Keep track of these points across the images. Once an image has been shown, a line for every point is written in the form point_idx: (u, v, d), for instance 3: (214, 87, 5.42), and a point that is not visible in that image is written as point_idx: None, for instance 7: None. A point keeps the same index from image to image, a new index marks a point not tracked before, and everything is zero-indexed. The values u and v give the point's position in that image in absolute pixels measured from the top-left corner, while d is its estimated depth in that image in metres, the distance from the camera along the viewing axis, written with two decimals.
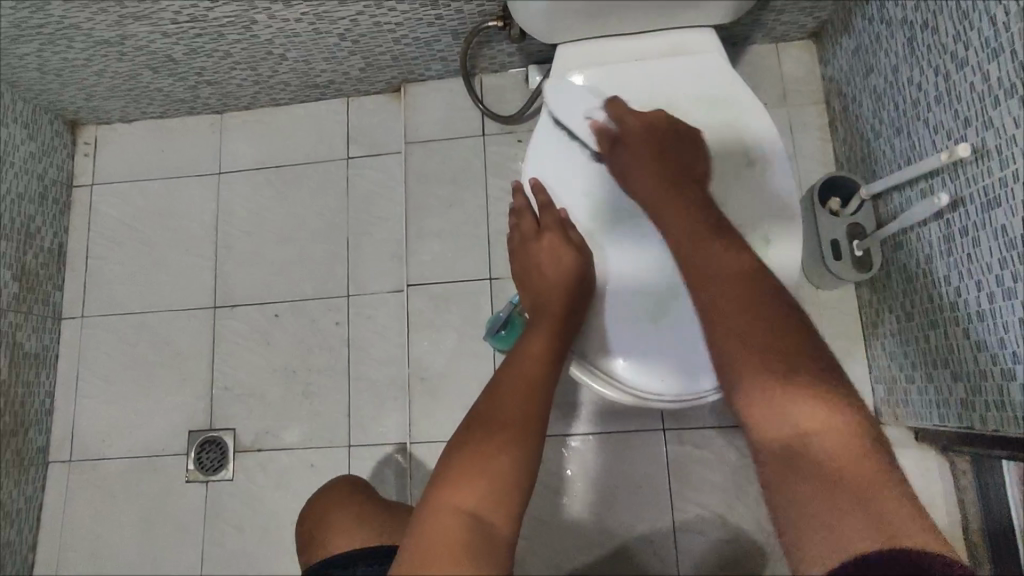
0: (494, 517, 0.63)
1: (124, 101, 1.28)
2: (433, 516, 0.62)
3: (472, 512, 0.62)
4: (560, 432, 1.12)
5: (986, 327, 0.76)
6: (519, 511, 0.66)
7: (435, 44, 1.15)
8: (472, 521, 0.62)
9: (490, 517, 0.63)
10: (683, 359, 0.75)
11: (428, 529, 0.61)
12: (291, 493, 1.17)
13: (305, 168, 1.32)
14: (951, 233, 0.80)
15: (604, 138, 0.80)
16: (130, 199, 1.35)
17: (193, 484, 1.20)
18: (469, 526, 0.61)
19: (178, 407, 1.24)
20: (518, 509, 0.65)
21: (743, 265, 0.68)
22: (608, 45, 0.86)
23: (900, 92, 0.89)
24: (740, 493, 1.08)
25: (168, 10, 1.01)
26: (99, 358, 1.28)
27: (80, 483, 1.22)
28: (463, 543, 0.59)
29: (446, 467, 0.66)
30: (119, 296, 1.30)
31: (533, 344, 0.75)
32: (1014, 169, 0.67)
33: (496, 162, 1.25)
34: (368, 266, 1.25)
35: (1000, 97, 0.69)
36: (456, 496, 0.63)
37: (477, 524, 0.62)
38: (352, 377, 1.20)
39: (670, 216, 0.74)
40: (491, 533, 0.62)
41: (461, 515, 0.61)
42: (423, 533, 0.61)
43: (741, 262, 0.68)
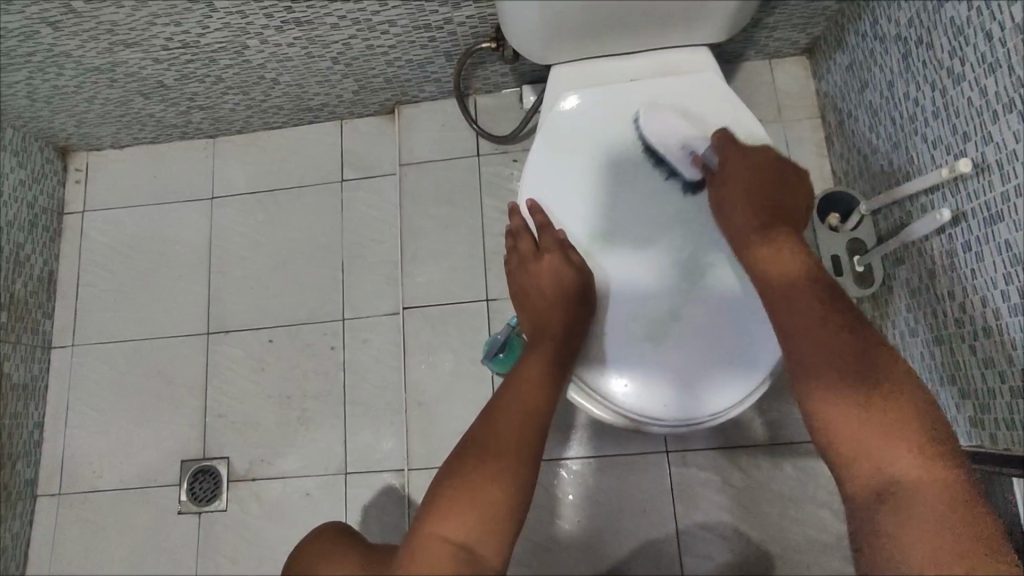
0: (484, 549, 0.61)
1: (115, 127, 1.28)
2: (420, 548, 0.60)
3: (463, 544, 0.60)
4: (559, 455, 1.10)
5: (993, 345, 0.74)
6: (511, 542, 0.64)
7: (428, 66, 1.15)
8: (462, 553, 0.60)
9: (481, 549, 0.61)
10: (686, 382, 0.73)
11: (416, 560, 0.59)
12: (286, 523, 1.14)
13: (298, 191, 1.31)
14: (954, 248, 0.79)
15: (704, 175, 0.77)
16: (122, 224, 1.34)
17: (186, 516, 1.17)
18: (458, 559, 0.59)
19: (170, 435, 1.21)
20: (510, 541, 0.63)
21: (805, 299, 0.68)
22: (602, 64, 0.85)
23: (897, 106, 0.89)
24: (747, 515, 1.05)
25: (160, 36, 1.01)
26: (89, 387, 1.25)
27: (69, 516, 1.19)
28: None
29: (436, 497, 0.64)
30: (110, 324, 1.28)
31: (530, 369, 0.73)
32: (1016, 185, 0.67)
33: (491, 182, 1.24)
34: (363, 289, 1.23)
35: (999, 111, 0.69)
36: (446, 527, 0.61)
37: (466, 556, 0.60)
38: (348, 403, 1.18)
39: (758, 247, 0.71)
40: (481, 567, 0.60)
41: (450, 546, 0.59)
42: (410, 563, 0.59)
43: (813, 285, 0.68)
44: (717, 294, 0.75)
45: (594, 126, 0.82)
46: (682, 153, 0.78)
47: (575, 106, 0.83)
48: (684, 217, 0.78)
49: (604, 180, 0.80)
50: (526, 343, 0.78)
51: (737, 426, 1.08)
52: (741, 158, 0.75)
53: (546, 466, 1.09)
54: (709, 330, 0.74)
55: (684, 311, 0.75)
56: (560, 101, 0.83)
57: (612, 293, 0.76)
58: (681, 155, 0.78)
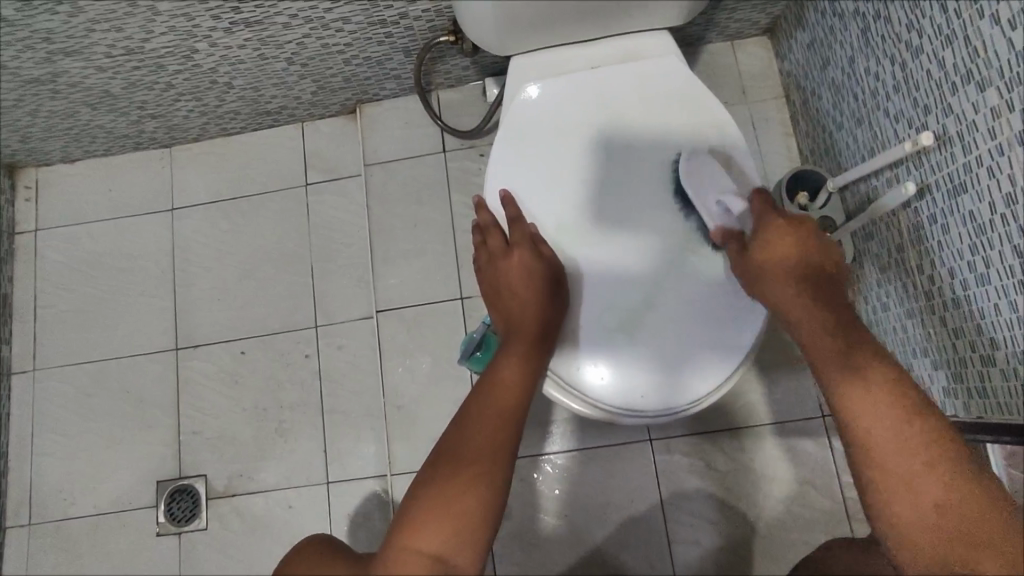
0: (462, 560, 0.59)
1: (64, 140, 1.22)
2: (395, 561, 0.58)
3: (439, 555, 0.59)
4: (541, 449, 1.09)
5: (962, 315, 0.75)
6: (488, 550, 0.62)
7: (387, 63, 1.12)
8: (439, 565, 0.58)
9: (458, 560, 0.59)
10: (667, 372, 0.73)
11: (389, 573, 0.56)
12: (270, 537, 1.11)
13: (261, 198, 1.27)
14: (921, 221, 0.79)
15: (730, 241, 0.73)
16: (78, 242, 1.29)
17: (165, 537, 1.13)
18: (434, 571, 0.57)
19: (143, 456, 1.17)
20: (486, 550, 0.61)
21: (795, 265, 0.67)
22: (563, 52, 0.83)
23: (858, 82, 0.89)
24: (733, 497, 1.06)
25: (101, 43, 0.96)
26: (54, 412, 1.21)
27: (41, 546, 1.15)
28: None
29: (411, 506, 0.62)
30: (71, 345, 1.24)
31: (505, 369, 0.72)
32: (977, 156, 0.67)
33: (459, 178, 1.22)
34: (333, 294, 1.20)
35: (957, 83, 0.69)
36: (418, 537, 0.59)
37: (442, 568, 0.58)
38: (326, 411, 1.15)
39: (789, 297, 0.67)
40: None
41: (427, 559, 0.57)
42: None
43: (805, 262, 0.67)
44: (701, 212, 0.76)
45: (557, 116, 0.80)
46: (716, 208, 0.74)
47: (538, 96, 0.81)
48: (653, 208, 0.77)
49: (573, 171, 0.78)
50: (499, 341, 0.76)
51: (718, 411, 1.09)
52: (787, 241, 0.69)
53: (526, 460, 1.09)
54: (683, 319, 0.74)
55: (658, 299, 0.74)
56: (523, 92, 0.82)
57: (586, 282, 0.75)
58: (715, 210, 0.74)
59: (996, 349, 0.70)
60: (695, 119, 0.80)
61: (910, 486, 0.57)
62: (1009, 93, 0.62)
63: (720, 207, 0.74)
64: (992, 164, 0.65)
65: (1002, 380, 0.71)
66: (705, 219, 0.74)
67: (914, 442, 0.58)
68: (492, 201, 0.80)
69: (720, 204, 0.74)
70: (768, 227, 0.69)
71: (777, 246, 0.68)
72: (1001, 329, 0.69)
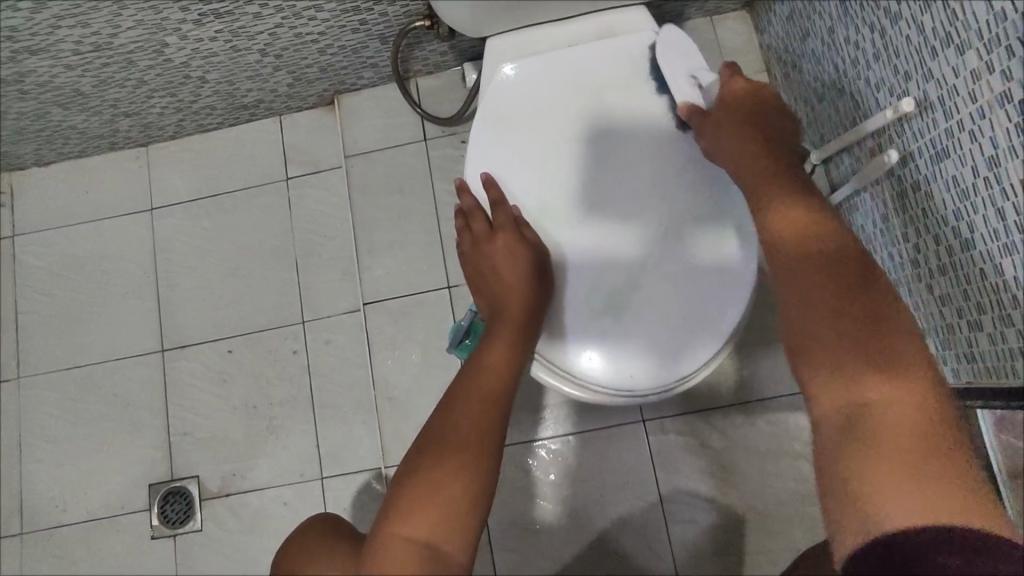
0: (450, 547, 0.58)
1: (36, 143, 1.20)
2: (383, 550, 0.57)
3: (427, 542, 0.58)
4: (534, 435, 1.09)
5: (948, 282, 0.74)
6: (476, 536, 0.61)
7: (363, 51, 1.10)
8: (429, 553, 0.57)
9: (447, 547, 0.58)
10: (657, 352, 0.72)
11: (377, 562, 0.56)
12: (266, 535, 1.11)
13: (242, 194, 1.25)
14: (904, 189, 0.78)
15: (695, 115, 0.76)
16: (57, 247, 1.27)
17: (160, 540, 1.12)
18: (423, 560, 0.56)
19: (134, 459, 1.16)
20: (476, 536, 0.61)
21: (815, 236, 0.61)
22: (537, 32, 0.82)
23: (839, 52, 0.88)
24: (728, 475, 1.06)
25: (67, 40, 0.94)
26: (41, 419, 1.19)
27: (35, 555, 1.14)
28: None
29: (398, 493, 0.62)
30: (56, 350, 1.22)
31: (492, 353, 0.71)
32: (958, 120, 0.66)
33: (441, 166, 1.20)
34: (320, 288, 1.19)
35: (937, 47, 0.68)
36: (407, 525, 0.58)
37: (431, 555, 0.57)
38: (317, 406, 1.14)
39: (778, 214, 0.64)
40: (447, 564, 0.57)
41: (415, 547, 0.56)
42: (373, 566, 0.56)
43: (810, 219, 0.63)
44: (682, 188, 0.75)
45: (535, 96, 0.79)
46: (689, 84, 0.77)
47: (514, 77, 0.80)
48: (637, 187, 0.75)
49: (552, 151, 0.77)
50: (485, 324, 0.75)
51: (710, 389, 1.09)
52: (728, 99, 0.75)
53: (520, 446, 1.08)
54: (670, 296, 0.73)
55: (643, 276, 0.73)
56: (499, 73, 0.80)
57: (570, 262, 0.74)
58: (686, 82, 0.77)
59: (983, 315, 0.70)
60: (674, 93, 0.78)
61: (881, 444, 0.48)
62: (989, 54, 0.61)
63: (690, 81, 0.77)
64: (974, 127, 0.64)
65: (989, 344, 0.71)
66: (675, 94, 0.77)
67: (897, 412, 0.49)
68: (474, 185, 0.79)
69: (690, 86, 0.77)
70: (729, 91, 0.76)
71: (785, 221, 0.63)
72: (987, 294, 0.68)
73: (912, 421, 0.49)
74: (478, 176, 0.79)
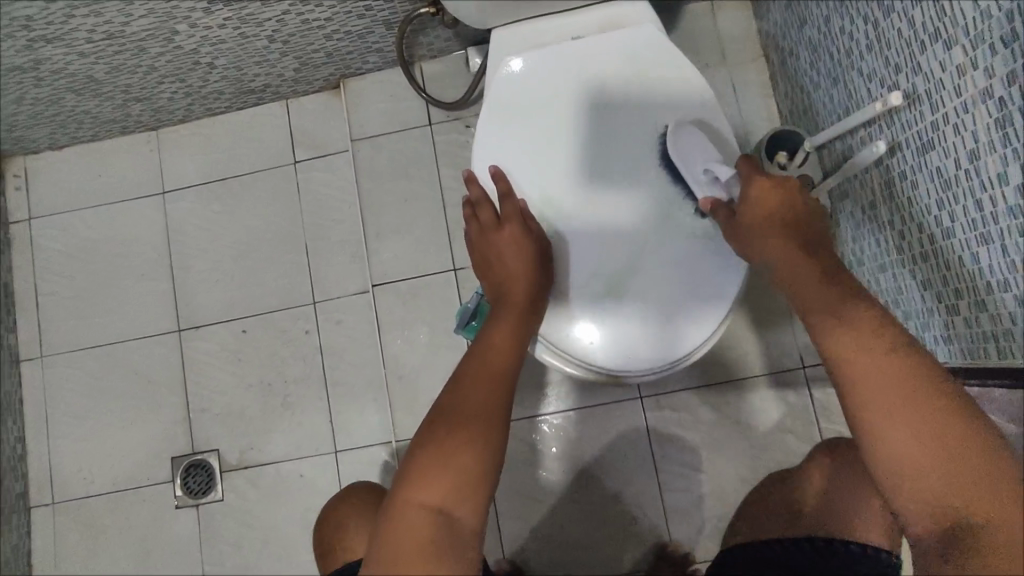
0: (463, 514, 0.59)
1: (50, 128, 1.23)
2: (397, 518, 0.57)
3: (440, 509, 0.58)
4: (537, 411, 1.14)
5: (929, 268, 0.78)
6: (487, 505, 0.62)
7: (369, 36, 1.12)
8: (441, 518, 0.57)
9: (460, 514, 0.59)
10: (658, 336, 0.77)
11: (392, 528, 0.56)
12: (283, 504, 1.17)
13: (251, 177, 1.28)
14: (891, 177, 0.82)
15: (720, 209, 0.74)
16: (73, 230, 1.30)
17: (184, 509, 1.19)
18: (437, 525, 0.57)
19: (156, 433, 1.22)
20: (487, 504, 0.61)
21: (788, 248, 0.67)
22: (541, 25, 0.84)
23: (834, 42, 0.90)
24: (720, 448, 1.11)
25: (81, 29, 0.96)
26: (66, 395, 1.25)
27: (66, 523, 1.20)
28: (430, 544, 0.55)
29: (409, 463, 0.62)
30: (76, 330, 1.27)
31: (496, 333, 0.73)
32: (943, 114, 0.69)
33: (446, 150, 1.23)
34: (330, 271, 1.23)
35: (926, 42, 0.70)
36: (421, 493, 0.59)
37: (445, 521, 0.58)
38: (330, 384, 1.20)
39: (760, 234, 0.69)
40: (460, 529, 0.58)
41: (428, 512, 0.57)
42: (388, 533, 0.56)
43: (786, 230, 0.68)
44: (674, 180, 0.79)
45: (539, 90, 0.82)
46: (704, 176, 0.76)
47: (519, 69, 0.82)
48: (635, 177, 0.79)
49: (555, 144, 0.80)
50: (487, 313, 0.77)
51: (705, 367, 1.14)
52: (754, 194, 0.70)
53: (524, 421, 1.14)
54: (668, 286, 0.77)
55: (641, 264, 0.77)
56: (505, 65, 0.83)
57: (573, 255, 0.78)
58: (700, 176, 0.76)
59: (959, 300, 0.74)
60: (671, 87, 0.81)
61: (898, 433, 0.52)
62: (973, 51, 0.63)
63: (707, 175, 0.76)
64: (957, 121, 0.67)
65: (963, 328, 0.75)
66: (694, 191, 0.77)
67: (895, 394, 0.53)
68: (482, 176, 0.82)
69: (709, 176, 0.76)
70: (754, 186, 0.70)
71: (769, 239, 0.68)
72: (962, 281, 0.72)
73: (909, 401, 0.52)
74: (485, 168, 0.82)
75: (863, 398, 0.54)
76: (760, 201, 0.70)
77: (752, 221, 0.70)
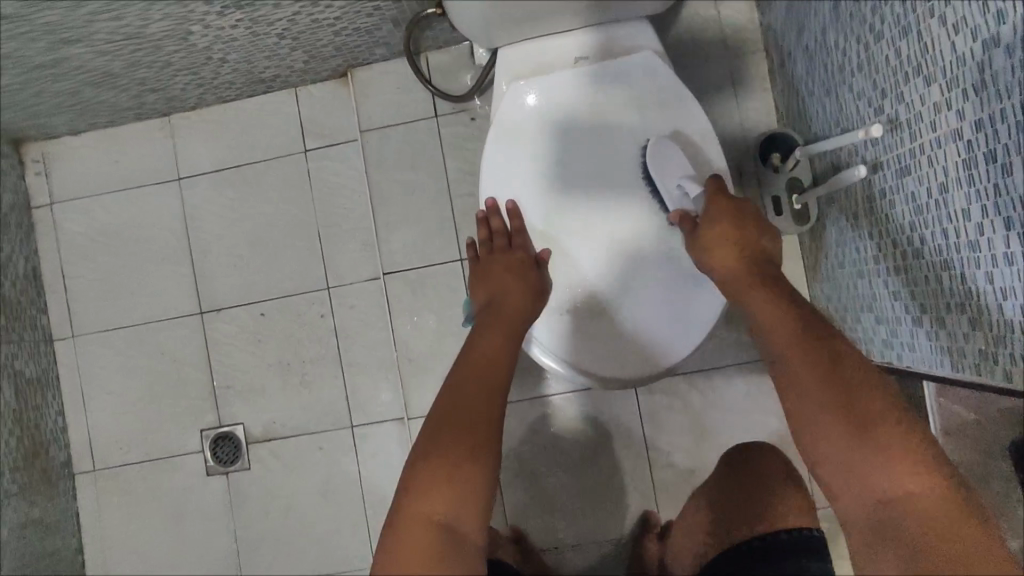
0: (466, 524, 0.65)
1: (67, 116, 1.26)
2: (406, 530, 0.64)
3: (446, 519, 0.64)
4: (537, 393, 1.23)
5: (900, 281, 0.85)
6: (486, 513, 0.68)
7: (377, 32, 1.14)
8: (446, 529, 0.64)
9: (460, 521, 0.65)
10: (649, 348, 0.85)
11: (404, 540, 0.63)
12: (305, 474, 1.28)
13: (264, 165, 1.32)
14: (872, 193, 0.87)
15: (686, 222, 0.79)
16: (93, 214, 1.36)
17: (214, 476, 1.30)
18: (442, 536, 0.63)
19: (184, 408, 1.32)
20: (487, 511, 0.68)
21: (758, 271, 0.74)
22: (546, 44, 0.86)
23: (828, 54, 0.93)
24: (705, 428, 1.21)
25: (100, 31, 0.99)
26: (99, 372, 1.34)
27: (107, 486, 1.32)
28: (437, 555, 0.62)
29: (415, 472, 0.67)
30: (104, 311, 1.34)
31: (493, 345, 0.78)
32: (920, 145, 0.75)
33: (453, 143, 1.27)
34: (342, 258, 1.30)
35: (909, 74, 0.75)
36: (427, 505, 0.65)
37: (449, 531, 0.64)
38: (345, 364, 1.29)
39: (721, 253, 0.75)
40: (463, 539, 0.64)
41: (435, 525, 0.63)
42: (401, 544, 0.63)
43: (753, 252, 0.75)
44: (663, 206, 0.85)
45: (544, 115, 0.85)
46: (676, 191, 0.82)
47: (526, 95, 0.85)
48: (632, 205, 0.85)
49: (561, 168, 0.85)
50: (478, 317, 0.82)
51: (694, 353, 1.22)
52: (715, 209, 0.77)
53: (524, 403, 1.23)
54: (659, 306, 0.85)
55: (633, 282, 0.85)
56: (512, 91, 0.85)
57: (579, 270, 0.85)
58: (676, 191, 0.82)
59: (922, 313, 0.82)
60: (668, 114, 0.85)
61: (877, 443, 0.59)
62: (948, 92, 0.68)
63: (680, 189, 0.81)
64: (931, 154, 0.73)
65: (925, 338, 0.83)
66: (666, 202, 0.83)
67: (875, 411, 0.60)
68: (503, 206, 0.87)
69: (680, 190, 0.81)
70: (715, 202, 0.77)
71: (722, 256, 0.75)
72: (928, 298, 0.79)
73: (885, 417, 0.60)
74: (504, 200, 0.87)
75: (846, 410, 0.61)
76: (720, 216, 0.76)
77: (712, 240, 0.75)
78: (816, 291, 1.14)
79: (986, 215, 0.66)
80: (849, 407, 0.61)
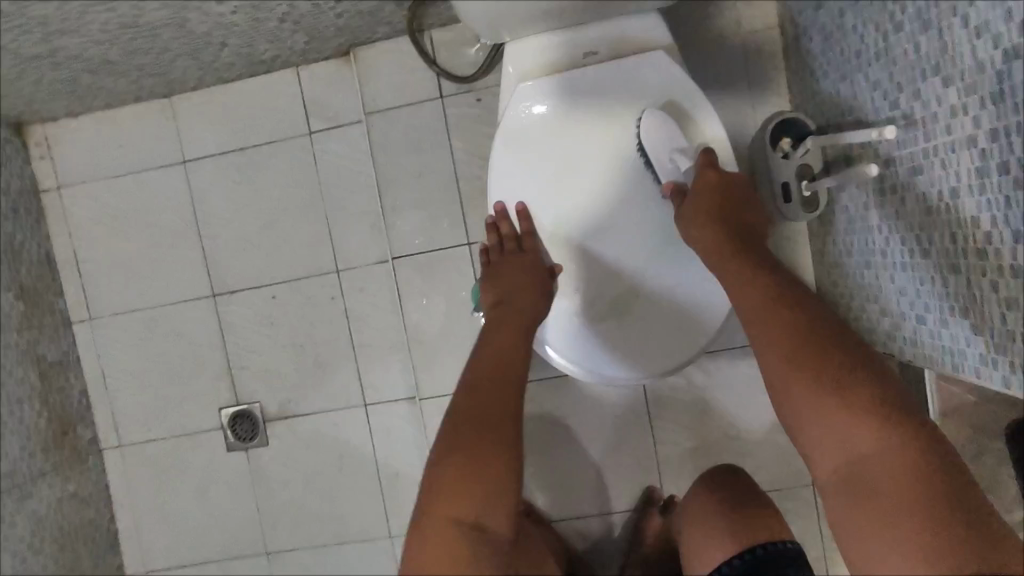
0: (492, 520, 0.70)
1: (68, 100, 1.25)
2: (436, 532, 0.69)
3: (473, 519, 0.69)
4: (547, 373, 1.26)
5: (907, 277, 0.86)
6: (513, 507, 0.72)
7: (378, 12, 1.11)
8: (473, 529, 0.69)
9: (486, 520, 0.70)
10: (661, 348, 0.87)
11: (436, 540, 0.68)
12: (321, 450, 1.33)
13: (268, 148, 1.31)
14: (884, 187, 0.87)
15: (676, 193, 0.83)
16: (100, 198, 1.36)
17: (234, 452, 1.36)
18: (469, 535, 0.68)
19: (202, 388, 1.36)
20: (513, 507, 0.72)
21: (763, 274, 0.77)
22: (553, 39, 0.83)
23: (846, 39, 0.90)
24: (708, 407, 1.25)
25: (95, 22, 0.97)
26: (117, 354, 1.38)
27: (133, 462, 1.38)
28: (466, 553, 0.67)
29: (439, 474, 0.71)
30: (118, 295, 1.37)
31: (506, 342, 0.80)
32: (933, 146, 0.74)
33: (458, 124, 1.25)
34: (350, 241, 1.31)
35: (927, 72, 0.73)
36: (452, 507, 0.69)
37: (479, 531, 0.69)
38: (356, 346, 1.32)
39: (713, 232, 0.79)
40: (491, 534, 0.69)
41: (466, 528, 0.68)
42: (434, 544, 0.68)
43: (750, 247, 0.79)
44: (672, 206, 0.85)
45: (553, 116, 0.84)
46: (669, 164, 0.83)
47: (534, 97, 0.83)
48: (640, 207, 0.85)
49: (570, 170, 0.85)
50: (489, 318, 0.84)
51: None
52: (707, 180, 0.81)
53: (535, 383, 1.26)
54: (668, 303, 0.86)
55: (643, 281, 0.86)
56: (520, 91, 0.83)
57: (586, 267, 0.87)
58: (667, 159, 0.83)
59: (926, 311, 0.83)
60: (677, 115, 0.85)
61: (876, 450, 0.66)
62: (965, 96, 0.67)
63: (671, 157, 0.83)
64: (944, 156, 0.72)
65: (927, 335, 0.85)
66: (659, 175, 0.84)
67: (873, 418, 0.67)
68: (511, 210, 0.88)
69: (671, 161, 0.83)
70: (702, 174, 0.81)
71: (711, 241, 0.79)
72: (932, 297, 0.80)
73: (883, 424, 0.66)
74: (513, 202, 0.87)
75: (852, 419, 0.67)
76: (709, 188, 0.80)
77: (698, 209, 0.79)
78: (823, 275, 1.14)
79: (995, 224, 0.65)
80: (854, 414, 0.67)
